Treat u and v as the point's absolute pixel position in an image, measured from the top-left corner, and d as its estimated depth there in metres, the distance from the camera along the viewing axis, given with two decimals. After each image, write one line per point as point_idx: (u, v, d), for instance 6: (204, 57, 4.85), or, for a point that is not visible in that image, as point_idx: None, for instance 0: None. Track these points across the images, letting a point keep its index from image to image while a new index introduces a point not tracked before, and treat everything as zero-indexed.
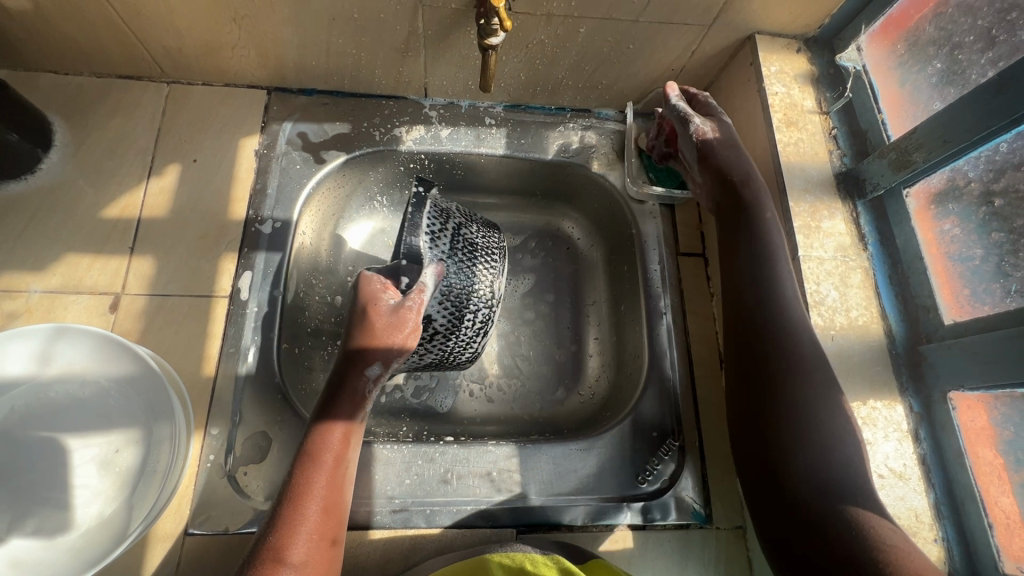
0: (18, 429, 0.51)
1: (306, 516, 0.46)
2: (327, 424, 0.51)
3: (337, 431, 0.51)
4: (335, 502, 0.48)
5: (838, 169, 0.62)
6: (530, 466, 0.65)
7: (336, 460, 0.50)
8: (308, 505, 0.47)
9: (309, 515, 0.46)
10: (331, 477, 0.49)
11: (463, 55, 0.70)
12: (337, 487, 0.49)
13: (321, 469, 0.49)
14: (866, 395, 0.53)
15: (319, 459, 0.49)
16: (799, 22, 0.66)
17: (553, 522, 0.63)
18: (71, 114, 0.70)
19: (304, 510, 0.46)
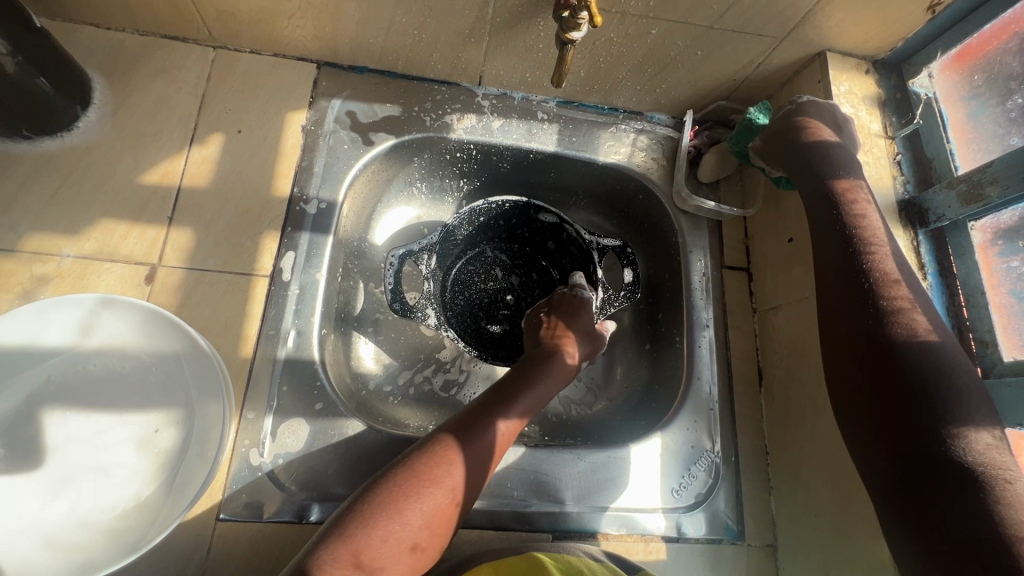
0: (54, 401, 0.48)
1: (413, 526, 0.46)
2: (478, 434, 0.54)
3: (466, 446, 0.52)
4: (443, 512, 0.49)
5: (901, 197, 0.62)
6: (566, 471, 0.64)
7: (456, 475, 0.50)
8: (419, 512, 0.47)
9: (414, 524, 0.47)
10: (446, 491, 0.49)
11: (527, 46, 0.68)
12: (455, 503, 0.50)
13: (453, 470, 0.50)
14: None
15: (439, 472, 0.50)
16: (872, 43, 0.65)
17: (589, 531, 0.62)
18: (111, 72, 0.67)
19: (413, 515, 0.47)
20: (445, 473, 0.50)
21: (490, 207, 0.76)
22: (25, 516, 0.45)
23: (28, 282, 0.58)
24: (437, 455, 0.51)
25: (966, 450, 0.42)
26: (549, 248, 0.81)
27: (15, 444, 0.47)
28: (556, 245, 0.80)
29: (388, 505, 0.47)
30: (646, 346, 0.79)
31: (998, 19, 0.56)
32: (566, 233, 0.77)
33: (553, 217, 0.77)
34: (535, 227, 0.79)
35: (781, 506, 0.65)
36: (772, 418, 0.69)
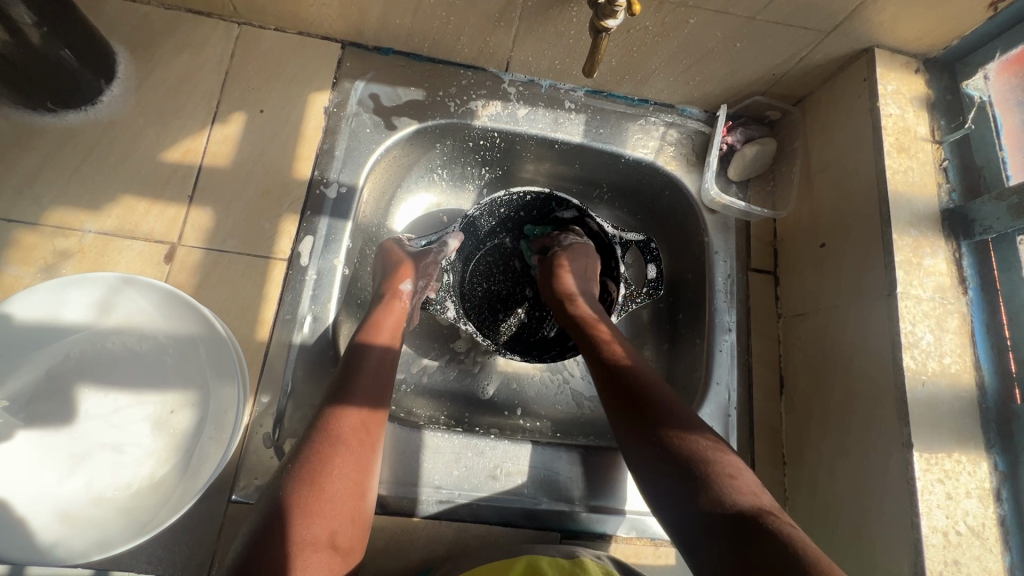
0: (73, 377, 0.49)
1: (330, 500, 0.46)
2: (337, 407, 0.52)
3: (346, 417, 0.51)
4: (357, 477, 0.49)
5: (945, 205, 0.59)
6: (577, 468, 0.63)
7: (349, 442, 0.50)
8: (323, 489, 0.47)
9: (329, 499, 0.47)
10: (346, 460, 0.49)
11: (558, 32, 0.65)
12: (352, 477, 0.49)
13: (339, 448, 0.49)
14: (951, 447, 0.51)
15: (328, 449, 0.49)
16: (926, 40, 0.61)
17: (598, 532, 0.61)
18: (136, 46, 0.66)
19: (326, 493, 0.47)
20: (331, 449, 0.49)
21: (511, 200, 0.73)
22: (43, 490, 0.46)
23: (51, 256, 0.58)
24: (316, 436, 0.50)
25: (719, 467, 0.46)
26: (573, 241, 0.79)
27: (33, 418, 0.47)
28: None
29: (296, 492, 0.46)
30: (665, 346, 0.78)
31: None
32: (587, 225, 0.75)
33: (573, 212, 0.74)
34: (558, 222, 0.77)
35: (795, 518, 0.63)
36: (792, 428, 0.66)
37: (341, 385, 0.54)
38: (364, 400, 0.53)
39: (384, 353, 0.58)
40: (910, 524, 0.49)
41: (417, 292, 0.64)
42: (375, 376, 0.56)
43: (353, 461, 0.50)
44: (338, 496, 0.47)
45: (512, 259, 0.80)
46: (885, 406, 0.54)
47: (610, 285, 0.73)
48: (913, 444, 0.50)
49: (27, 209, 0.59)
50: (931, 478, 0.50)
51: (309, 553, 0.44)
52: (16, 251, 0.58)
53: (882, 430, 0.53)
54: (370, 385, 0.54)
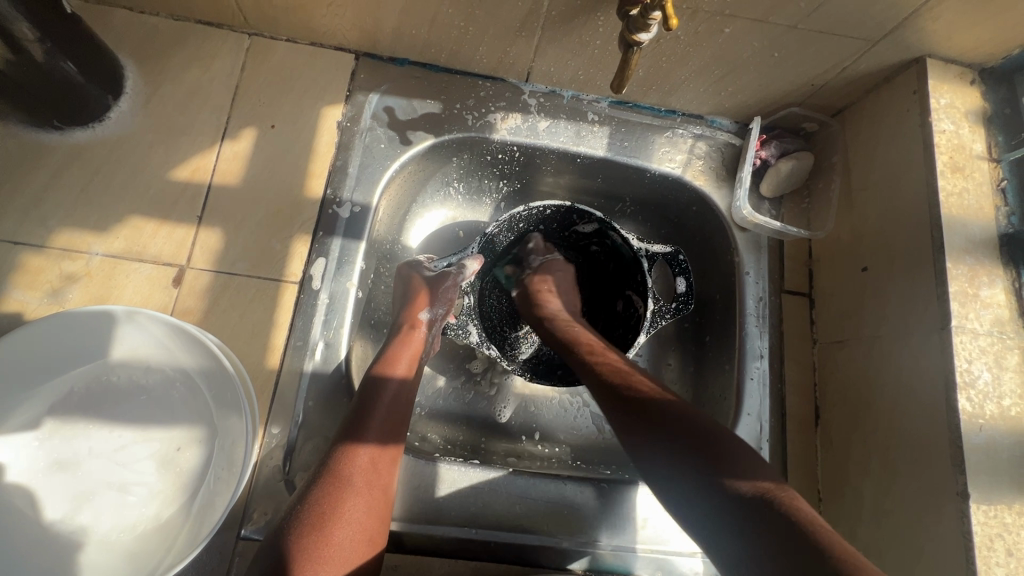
0: (78, 412, 0.47)
1: (338, 547, 0.44)
2: (348, 447, 0.49)
3: (355, 457, 0.49)
4: (369, 521, 0.47)
5: (1003, 230, 0.54)
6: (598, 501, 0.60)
7: (360, 483, 0.48)
8: (329, 536, 0.44)
9: (339, 545, 0.44)
10: (356, 503, 0.47)
11: (583, 42, 0.61)
12: (363, 524, 0.46)
13: (348, 490, 0.47)
14: (1012, 499, 0.47)
15: (340, 491, 0.47)
16: (983, 49, 0.56)
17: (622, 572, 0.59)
18: (144, 59, 0.64)
19: (335, 539, 0.44)
20: (343, 492, 0.46)
21: (531, 214, 0.70)
22: (46, 532, 0.44)
23: (57, 280, 0.57)
24: (326, 477, 0.47)
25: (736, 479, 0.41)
26: (597, 256, 0.76)
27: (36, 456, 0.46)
28: (601, 252, 0.74)
29: (304, 537, 0.43)
30: (691, 369, 0.74)
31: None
32: (610, 239, 0.71)
33: (594, 225, 0.70)
34: (580, 237, 0.74)
35: None
36: (828, 464, 0.62)
37: (349, 423, 0.52)
38: (375, 438, 0.51)
39: (401, 384, 0.55)
40: None
41: (438, 318, 0.62)
42: (391, 411, 0.53)
43: (364, 503, 0.47)
44: (348, 542, 0.44)
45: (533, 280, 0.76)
46: (937, 450, 0.50)
47: (636, 304, 0.70)
48: (969, 495, 0.46)
49: (33, 230, 0.57)
50: (989, 533, 0.46)
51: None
52: (22, 275, 0.56)
53: (934, 476, 0.49)
54: (384, 421, 0.52)
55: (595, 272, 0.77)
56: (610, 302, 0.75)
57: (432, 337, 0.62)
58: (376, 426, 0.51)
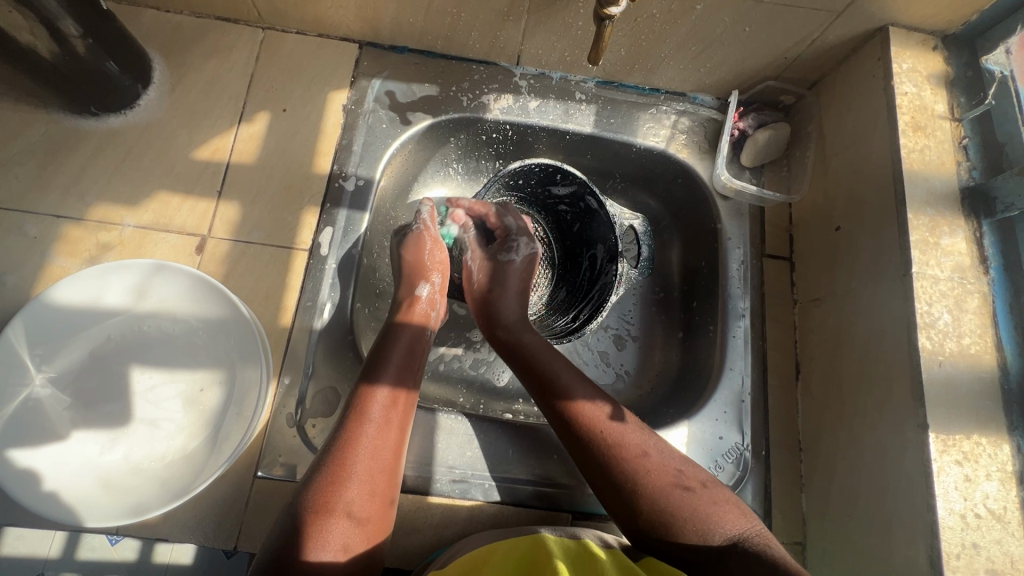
0: (113, 357, 0.53)
1: (358, 474, 0.49)
2: (367, 387, 0.54)
3: (372, 398, 0.54)
4: (386, 452, 0.52)
5: (965, 183, 0.57)
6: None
7: (379, 421, 0.53)
8: (350, 470, 0.49)
9: (359, 473, 0.50)
10: (374, 437, 0.52)
11: (566, 24, 0.66)
12: (380, 458, 0.51)
13: (365, 428, 0.52)
14: (971, 429, 0.50)
15: (359, 426, 0.52)
16: (943, 17, 0.60)
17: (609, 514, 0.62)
18: (170, 53, 0.71)
19: (355, 467, 0.50)
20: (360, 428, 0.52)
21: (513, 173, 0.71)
22: (86, 459, 0.49)
23: (94, 249, 0.63)
24: (349, 416, 0.53)
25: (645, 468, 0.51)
26: (563, 215, 0.80)
27: (78, 395, 0.51)
28: (569, 213, 0.78)
29: (329, 466, 0.50)
30: (679, 334, 0.78)
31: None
32: (584, 202, 0.74)
33: (566, 188, 0.74)
34: (550, 199, 0.78)
35: (812, 503, 0.62)
36: (808, 414, 0.65)
37: (365, 368, 0.56)
38: (389, 380, 0.55)
39: (414, 335, 0.61)
40: (927, 506, 0.48)
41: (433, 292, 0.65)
42: (405, 358, 0.58)
43: (380, 437, 0.52)
44: (367, 469, 0.50)
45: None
46: (900, 387, 0.53)
47: (607, 261, 0.73)
48: (929, 426, 0.50)
49: (73, 205, 0.64)
50: (947, 460, 0.49)
51: (340, 522, 0.47)
52: (64, 244, 0.63)
53: (899, 413, 0.52)
54: (397, 366, 0.57)
55: (563, 231, 0.81)
56: (578, 257, 0.80)
57: (433, 312, 0.64)
58: (389, 372, 0.56)
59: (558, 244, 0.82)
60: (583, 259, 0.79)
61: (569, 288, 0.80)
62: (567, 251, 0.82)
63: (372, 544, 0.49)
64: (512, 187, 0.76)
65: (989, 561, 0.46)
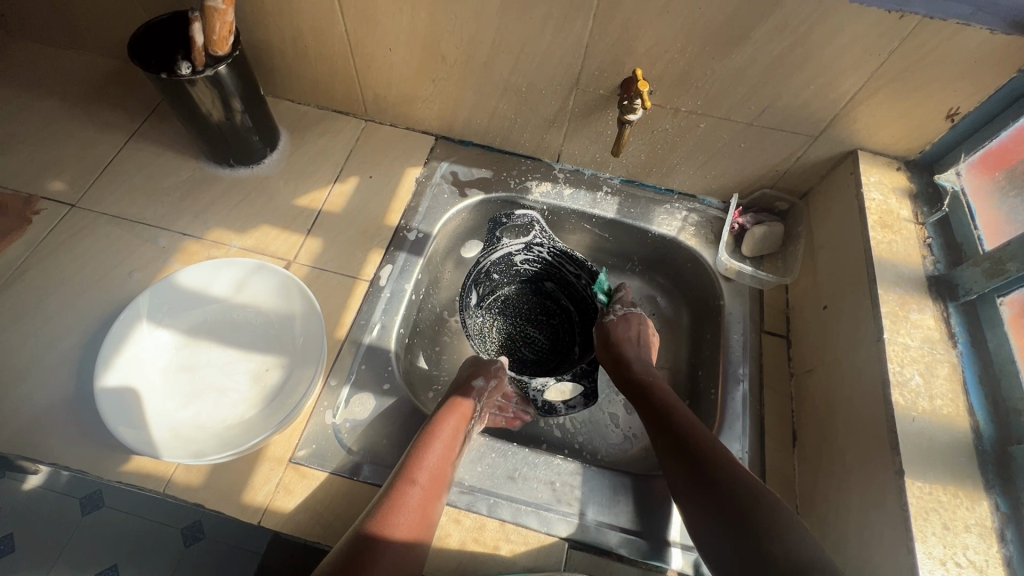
0: (205, 334, 0.65)
1: (429, 471, 0.60)
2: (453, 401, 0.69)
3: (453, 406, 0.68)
4: (448, 461, 0.63)
5: (931, 273, 0.67)
6: (602, 494, 0.67)
7: (455, 424, 0.66)
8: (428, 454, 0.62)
9: (428, 470, 0.60)
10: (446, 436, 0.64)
11: (599, 131, 0.85)
12: (446, 453, 0.63)
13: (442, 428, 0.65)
14: (946, 481, 0.53)
15: (435, 434, 0.64)
16: (901, 145, 0.74)
17: (626, 556, 0.63)
18: (294, 131, 0.93)
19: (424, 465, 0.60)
20: (435, 435, 0.63)
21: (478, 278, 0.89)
22: (164, 412, 0.59)
23: (205, 260, 0.79)
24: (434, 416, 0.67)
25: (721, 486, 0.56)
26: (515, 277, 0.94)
27: (170, 360, 0.63)
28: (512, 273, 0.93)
29: (414, 447, 0.63)
30: (686, 400, 0.84)
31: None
32: (516, 259, 0.91)
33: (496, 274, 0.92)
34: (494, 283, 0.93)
35: None
36: (803, 478, 0.68)
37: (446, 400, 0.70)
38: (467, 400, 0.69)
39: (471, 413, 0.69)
40: (907, 549, 0.51)
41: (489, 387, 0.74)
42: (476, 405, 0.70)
43: (448, 449, 0.63)
44: (433, 470, 0.61)
45: (520, 300, 0.95)
46: (878, 439, 0.58)
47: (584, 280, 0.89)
48: (904, 471, 0.54)
49: (197, 227, 0.82)
50: (924, 506, 0.52)
51: (409, 489, 0.58)
52: (183, 254, 0.79)
53: (879, 463, 0.57)
54: (469, 408, 0.69)
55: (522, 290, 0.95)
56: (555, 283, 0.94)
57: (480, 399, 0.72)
58: (461, 407, 0.68)
59: (555, 297, 0.95)
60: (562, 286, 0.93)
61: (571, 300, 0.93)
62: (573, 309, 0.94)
63: (424, 536, 0.56)
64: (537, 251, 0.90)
65: None
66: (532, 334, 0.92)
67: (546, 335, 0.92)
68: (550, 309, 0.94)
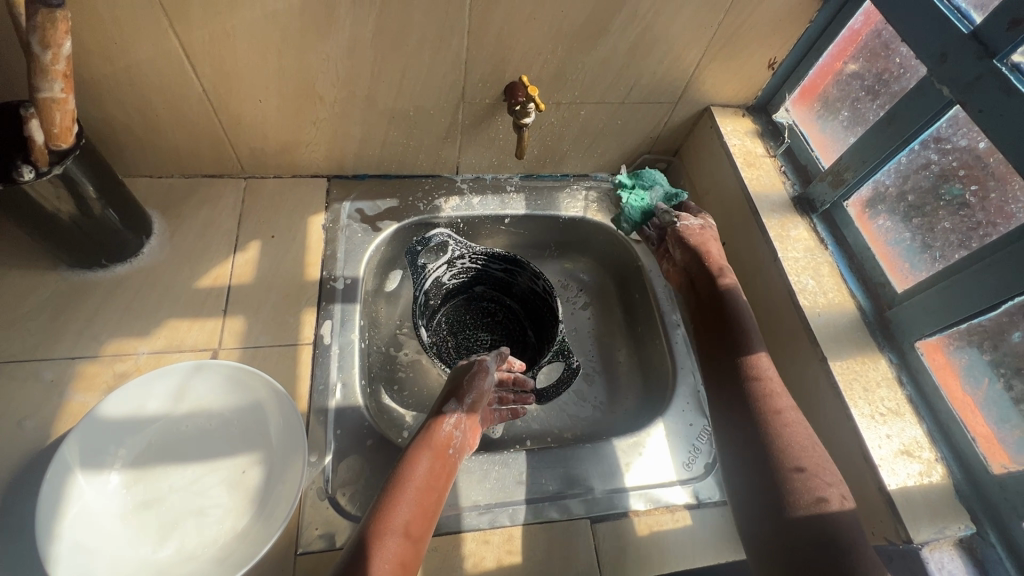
0: (155, 459, 0.57)
1: (400, 523, 0.57)
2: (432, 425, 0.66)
3: (435, 431, 0.65)
4: (423, 506, 0.59)
5: (793, 194, 0.81)
6: (605, 465, 0.73)
7: (435, 450, 0.64)
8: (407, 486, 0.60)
9: (400, 524, 0.57)
10: (426, 466, 0.62)
11: (491, 137, 0.88)
12: (428, 485, 0.61)
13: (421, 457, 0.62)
14: (855, 354, 0.67)
15: (414, 464, 0.62)
16: (741, 95, 0.88)
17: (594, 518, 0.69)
18: (166, 209, 0.83)
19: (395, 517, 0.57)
20: (413, 470, 0.61)
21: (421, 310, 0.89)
22: (142, 559, 0.52)
23: (111, 379, 0.69)
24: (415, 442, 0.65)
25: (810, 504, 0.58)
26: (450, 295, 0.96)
27: (126, 501, 0.55)
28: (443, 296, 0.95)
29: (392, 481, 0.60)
30: (635, 356, 0.93)
31: (845, 29, 0.75)
32: (443, 281, 0.93)
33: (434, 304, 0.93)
34: (433, 309, 0.94)
35: None
36: None
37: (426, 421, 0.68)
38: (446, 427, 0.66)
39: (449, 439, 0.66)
40: (847, 417, 0.63)
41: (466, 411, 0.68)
42: (453, 433, 0.66)
43: (429, 486, 0.61)
44: (404, 520, 0.57)
45: (457, 312, 0.97)
46: (800, 339, 0.70)
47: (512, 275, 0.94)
48: (827, 358, 0.66)
49: (87, 345, 0.71)
50: (848, 380, 0.65)
51: (386, 535, 0.55)
52: (81, 380, 0.68)
53: (806, 357, 0.69)
54: (445, 441, 0.65)
55: (463, 306, 0.98)
56: (488, 287, 0.98)
57: (458, 432, 0.67)
58: (437, 438, 0.65)
59: (493, 298, 0.99)
60: (496, 289, 0.98)
61: (509, 297, 0.98)
62: (514, 305, 0.99)
63: None
64: (464, 263, 0.92)
65: (901, 445, 0.61)
66: (476, 344, 0.94)
67: (490, 343, 0.95)
68: (490, 311, 0.99)
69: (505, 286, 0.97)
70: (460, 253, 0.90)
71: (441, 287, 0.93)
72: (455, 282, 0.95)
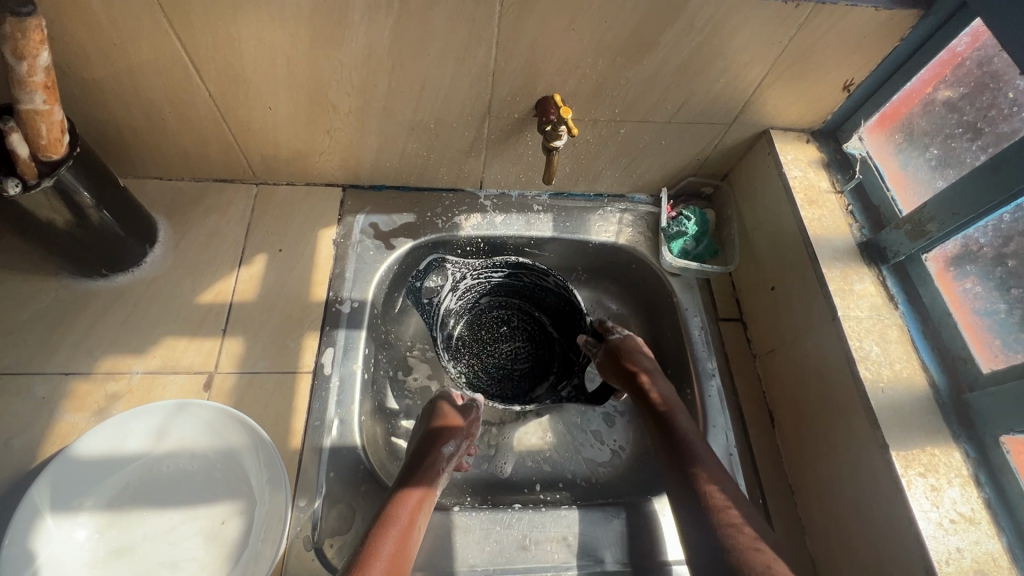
0: (131, 503, 0.54)
1: None
2: (401, 491, 0.60)
3: (404, 501, 0.60)
4: (406, 546, 0.57)
5: (860, 239, 0.71)
6: (619, 533, 0.66)
7: (401, 525, 0.57)
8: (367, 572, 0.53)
9: None
10: (391, 544, 0.56)
11: (519, 153, 0.80)
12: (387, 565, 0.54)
13: (387, 533, 0.56)
14: (923, 443, 0.57)
15: (376, 544, 0.55)
16: (807, 118, 0.77)
17: None
18: (173, 215, 0.79)
19: (376, 557, 0.54)
20: (377, 548, 0.55)
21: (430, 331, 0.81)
22: None
23: (102, 400, 0.66)
24: (380, 516, 0.58)
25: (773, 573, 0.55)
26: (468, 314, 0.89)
27: (96, 549, 0.52)
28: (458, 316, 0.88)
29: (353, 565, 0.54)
30: None
31: (944, 50, 0.63)
32: (455, 300, 0.86)
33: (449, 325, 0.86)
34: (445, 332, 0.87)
35: (817, 545, 0.65)
36: (790, 458, 0.71)
37: (400, 478, 0.63)
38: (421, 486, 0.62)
39: (419, 502, 0.60)
40: (908, 520, 0.54)
41: (455, 453, 0.68)
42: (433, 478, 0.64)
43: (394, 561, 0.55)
44: (388, 560, 0.55)
45: (477, 326, 0.88)
46: (857, 415, 0.61)
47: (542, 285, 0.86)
48: (889, 445, 0.57)
49: (82, 360, 0.68)
50: (912, 474, 0.55)
51: None
52: (71, 399, 0.65)
53: (862, 438, 0.60)
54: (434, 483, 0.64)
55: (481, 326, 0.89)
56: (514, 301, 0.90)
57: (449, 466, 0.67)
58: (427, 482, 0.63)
59: (517, 314, 0.91)
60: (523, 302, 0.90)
61: (540, 310, 0.90)
62: (540, 324, 0.90)
63: None
64: (478, 279, 0.85)
65: (973, 561, 0.52)
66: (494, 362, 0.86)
67: (511, 364, 0.86)
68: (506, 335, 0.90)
69: (534, 299, 0.89)
70: (474, 266, 0.83)
71: (454, 307, 0.86)
72: (473, 296, 0.88)
